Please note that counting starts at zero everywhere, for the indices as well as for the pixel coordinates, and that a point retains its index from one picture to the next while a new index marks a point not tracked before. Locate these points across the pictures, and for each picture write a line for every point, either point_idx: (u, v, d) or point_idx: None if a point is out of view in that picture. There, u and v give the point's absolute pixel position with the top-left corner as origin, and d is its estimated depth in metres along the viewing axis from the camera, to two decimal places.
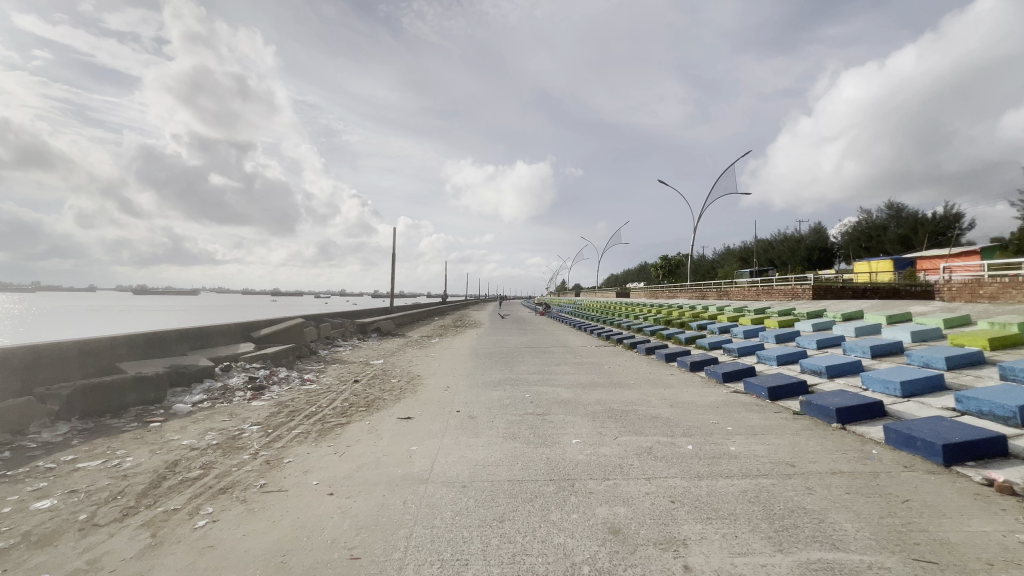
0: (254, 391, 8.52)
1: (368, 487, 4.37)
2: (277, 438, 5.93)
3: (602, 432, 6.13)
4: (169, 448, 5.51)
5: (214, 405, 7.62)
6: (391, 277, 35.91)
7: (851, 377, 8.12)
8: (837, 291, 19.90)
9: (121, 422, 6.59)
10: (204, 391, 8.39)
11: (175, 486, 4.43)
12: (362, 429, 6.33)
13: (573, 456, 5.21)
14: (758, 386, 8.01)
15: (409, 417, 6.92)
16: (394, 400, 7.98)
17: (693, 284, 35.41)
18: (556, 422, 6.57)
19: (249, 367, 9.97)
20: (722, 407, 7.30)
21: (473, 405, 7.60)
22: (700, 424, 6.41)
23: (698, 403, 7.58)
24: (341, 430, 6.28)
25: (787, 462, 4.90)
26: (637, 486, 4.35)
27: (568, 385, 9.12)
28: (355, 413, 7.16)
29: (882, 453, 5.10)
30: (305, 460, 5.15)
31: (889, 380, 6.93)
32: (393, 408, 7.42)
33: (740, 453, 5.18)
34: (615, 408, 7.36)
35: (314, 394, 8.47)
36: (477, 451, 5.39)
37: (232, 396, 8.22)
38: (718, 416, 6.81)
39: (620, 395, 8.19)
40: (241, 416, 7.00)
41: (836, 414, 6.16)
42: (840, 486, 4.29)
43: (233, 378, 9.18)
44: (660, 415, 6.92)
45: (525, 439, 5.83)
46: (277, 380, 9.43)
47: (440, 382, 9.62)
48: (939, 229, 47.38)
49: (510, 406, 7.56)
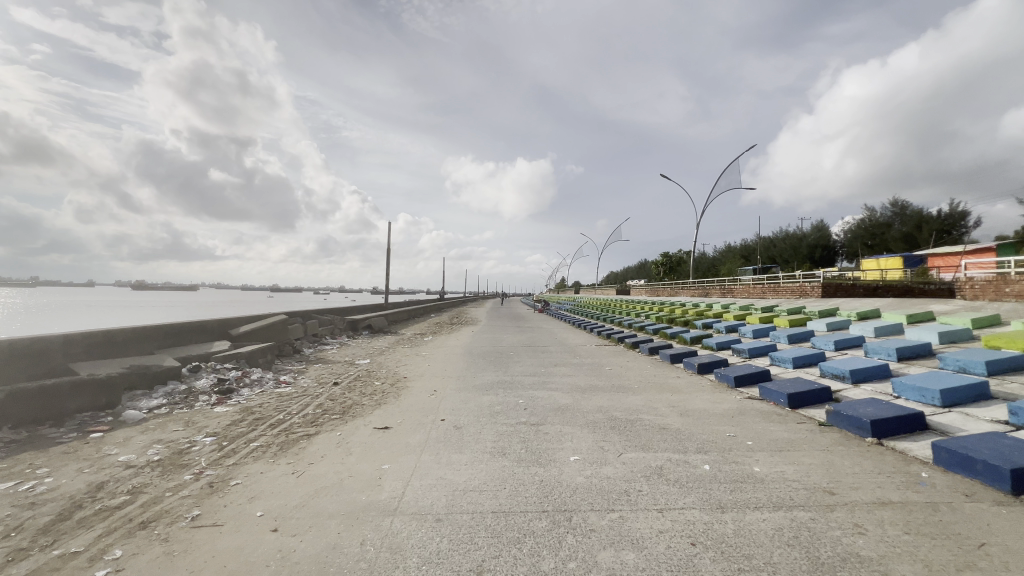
0: (221, 395, 7.74)
1: (321, 521, 3.60)
2: (231, 453, 5.15)
3: (603, 447, 5.36)
4: (102, 466, 4.74)
5: (171, 411, 6.83)
6: (385, 273, 35.19)
7: (879, 383, 7.36)
8: (847, 289, 19.05)
9: (58, 432, 5.80)
10: (164, 395, 7.60)
11: (88, 518, 3.65)
12: (331, 442, 5.56)
13: (570, 479, 4.43)
14: (775, 392, 7.24)
15: (387, 427, 6.15)
16: (373, 407, 7.20)
17: (695, 282, 34.60)
18: (552, 434, 5.80)
19: (219, 368, 9.15)
20: (738, 417, 6.53)
21: (460, 413, 6.82)
22: (716, 437, 5.63)
23: (710, 412, 6.81)
24: (306, 444, 5.50)
25: (826, 488, 4.14)
26: (647, 521, 3.58)
27: (567, 390, 8.31)
28: (326, 422, 6.38)
29: (934, 477, 4.34)
30: (256, 483, 4.38)
31: (926, 388, 6.17)
32: (370, 417, 6.63)
33: (769, 476, 4.41)
34: (618, 416, 6.60)
35: (286, 398, 7.69)
36: (458, 471, 4.62)
37: (196, 401, 7.44)
38: (734, 428, 6.04)
39: (625, 401, 7.39)
40: (197, 424, 6.22)
41: (871, 427, 5.41)
42: (895, 523, 3.53)
43: (201, 381, 8.39)
44: (668, 426, 6.15)
45: (516, 456, 5.03)
46: (250, 382, 8.63)
47: (427, 385, 8.81)
48: (945, 227, 46.32)
49: (501, 415, 6.77)
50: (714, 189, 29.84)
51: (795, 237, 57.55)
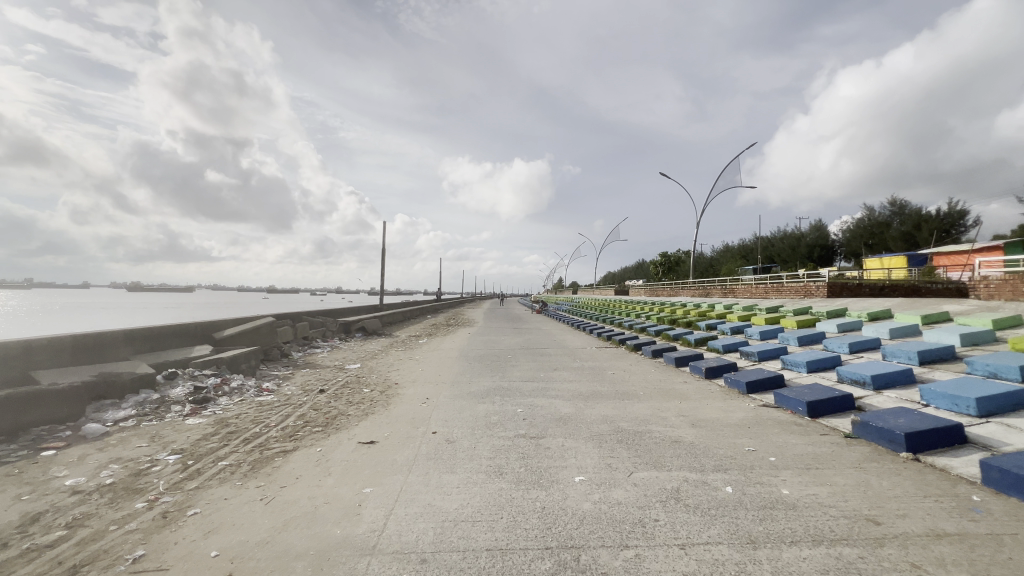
0: (195, 405, 7.16)
1: (284, 563, 3.05)
2: (194, 475, 4.58)
3: (611, 464, 4.82)
4: (44, 492, 4.17)
5: (138, 424, 6.26)
6: (380, 274, 34.65)
7: (903, 390, 6.85)
8: (852, 288, 18.60)
9: (6, 450, 5.21)
10: (134, 406, 7.01)
11: (8, 563, 3.09)
12: (309, 460, 5.01)
13: (576, 505, 3.90)
14: (793, 400, 6.73)
15: (372, 442, 5.60)
16: (359, 418, 6.65)
17: (695, 282, 34.13)
18: (554, 450, 5.26)
19: (197, 376, 8.57)
20: (756, 428, 6.00)
21: (453, 424, 6.27)
22: (735, 453, 5.11)
23: (725, 422, 6.28)
24: (281, 462, 4.95)
25: (868, 517, 3.62)
26: (669, 562, 3.05)
27: (568, 398, 7.78)
28: (306, 436, 5.83)
29: (988, 501, 3.83)
30: (218, 512, 3.83)
31: (959, 396, 5.67)
32: (355, 430, 6.07)
33: (801, 502, 3.88)
34: (625, 428, 6.07)
35: (266, 408, 7.12)
36: (450, 496, 4.08)
37: (167, 412, 6.85)
38: (753, 441, 5.52)
39: (631, 410, 6.86)
40: (164, 439, 5.66)
41: (905, 441, 4.91)
42: (957, 561, 3.01)
43: (176, 389, 7.82)
44: (681, 439, 5.62)
45: (514, 477, 4.50)
46: (229, 391, 8.05)
47: (419, 393, 8.26)
48: (944, 226, 45.98)
49: (498, 426, 6.22)
50: (714, 187, 29.37)
51: (793, 237, 57.24)
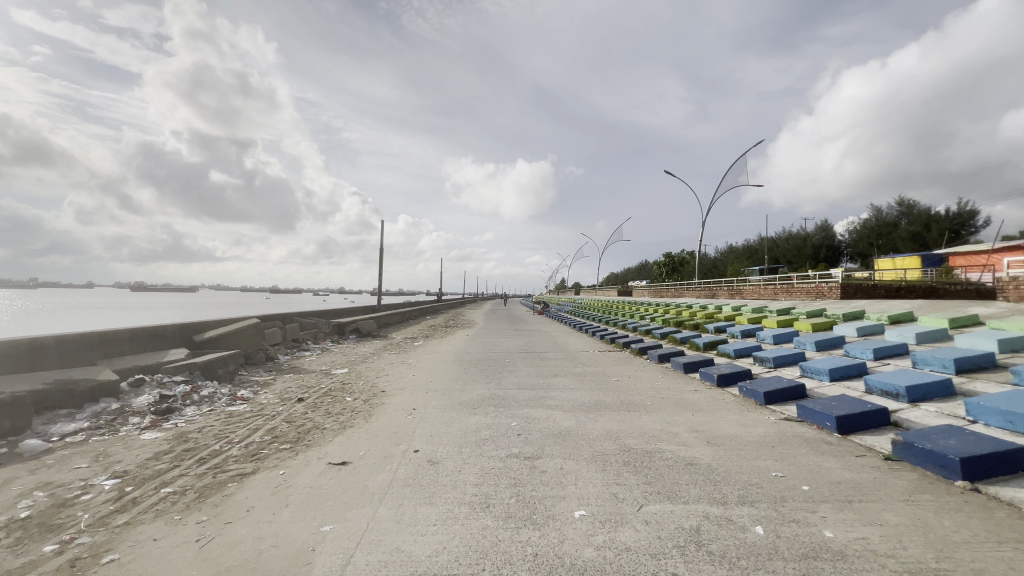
0: (157, 417, 6.48)
1: None
2: (128, 507, 3.91)
3: (617, 494, 4.12)
4: None
5: (87, 439, 5.60)
6: (379, 274, 34.14)
7: (942, 403, 6.12)
8: (867, 290, 17.82)
9: None
10: (89, 417, 6.35)
11: None
12: (266, 487, 4.32)
13: (575, 552, 3.20)
14: (819, 414, 6.02)
15: (343, 464, 4.90)
16: (335, 433, 5.95)
17: (701, 283, 33.34)
18: (551, 474, 4.56)
19: (166, 383, 7.90)
20: (783, 448, 5.28)
21: (437, 441, 5.57)
22: (761, 480, 4.40)
23: (745, 441, 5.57)
24: (233, 490, 4.26)
25: (937, 573, 2.91)
26: None
27: (568, 409, 7.07)
28: (270, 455, 5.14)
29: None
30: (139, 559, 3.15)
31: (1014, 413, 4.95)
32: (327, 448, 5.36)
33: (850, 550, 3.17)
34: (633, 446, 5.38)
35: (234, 421, 6.44)
36: (423, 540, 3.37)
37: (123, 424, 6.16)
38: (781, 464, 4.80)
39: (639, 425, 6.17)
40: (109, 458, 4.99)
41: (960, 468, 4.20)
42: None
43: (140, 398, 7.16)
44: (697, 461, 4.92)
45: (502, 511, 3.80)
46: (198, 399, 7.39)
47: (406, 402, 7.56)
48: (955, 226, 44.98)
49: (488, 443, 5.52)
50: (719, 185, 28.57)
51: (799, 237, 56.34)
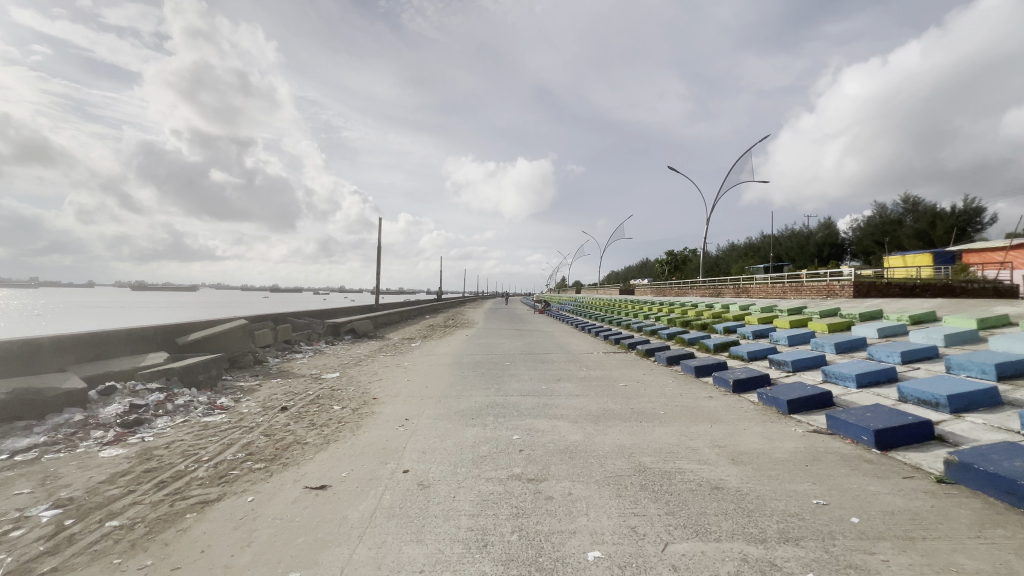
0: (123, 430, 5.89)
1: None
2: (61, 547, 3.32)
3: (635, 529, 3.51)
4: None
5: (38, 458, 5.00)
6: (377, 272, 33.48)
7: (988, 414, 5.53)
8: (879, 288, 17.21)
9: None
10: (47, 431, 5.76)
11: None
12: (230, 520, 3.72)
13: None
14: (853, 427, 5.42)
15: (321, 488, 4.30)
16: (316, 450, 5.36)
17: (705, 282, 32.76)
18: (559, 502, 3.95)
19: (139, 391, 7.33)
20: (819, 468, 4.68)
21: (430, 460, 4.98)
22: (802, 510, 3.79)
23: (774, 458, 4.97)
24: (190, 523, 3.66)
25: None
26: None
27: (574, 419, 6.48)
28: (240, 478, 4.54)
29: None
30: None
31: None
32: (306, 469, 4.76)
33: None
34: (649, 465, 4.78)
35: (207, 434, 5.84)
36: None
37: (84, 439, 5.57)
38: (821, 489, 4.20)
39: (653, 439, 5.57)
40: (55, 482, 4.38)
41: None
42: None
43: (109, 408, 6.58)
44: (724, 484, 4.32)
45: (503, 553, 3.21)
46: (172, 409, 6.80)
47: (398, 412, 6.97)
48: (962, 224, 44.32)
49: (487, 462, 4.92)
50: (724, 183, 28.02)
51: (803, 235, 55.65)
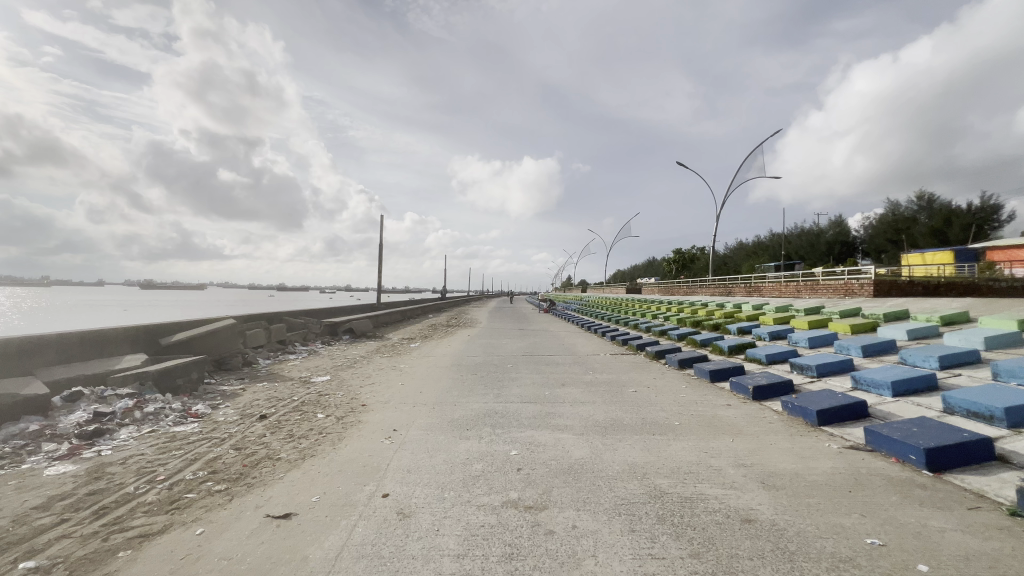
0: (80, 442, 5.32)
1: None
2: None
3: None
4: None
5: None
6: (379, 271, 32.96)
7: None
8: (900, 286, 16.38)
9: None
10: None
11: None
12: (167, 560, 3.11)
13: None
14: (900, 444, 4.73)
15: (284, 518, 3.69)
16: (288, 467, 4.74)
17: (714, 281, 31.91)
18: (560, 540, 3.31)
19: (107, 398, 6.77)
20: (867, 496, 4.00)
21: (414, 481, 4.36)
22: (856, 554, 3.12)
23: (812, 482, 4.30)
24: (117, 566, 3.05)
25: None
26: None
27: (580, 431, 5.84)
28: (193, 503, 3.94)
29: None
30: None
31: None
32: (272, 492, 4.14)
33: None
34: (667, 490, 4.12)
35: (171, 448, 5.25)
36: None
37: (33, 454, 5.00)
38: (874, 524, 3.53)
39: (670, 457, 4.92)
40: None
41: None
42: None
43: (71, 417, 6.01)
44: (757, 516, 3.66)
45: None
46: (140, 418, 6.23)
47: (387, 421, 6.37)
48: (978, 221, 43.04)
49: (480, 485, 4.28)
50: (734, 180, 27.18)
51: (813, 233, 54.50)
